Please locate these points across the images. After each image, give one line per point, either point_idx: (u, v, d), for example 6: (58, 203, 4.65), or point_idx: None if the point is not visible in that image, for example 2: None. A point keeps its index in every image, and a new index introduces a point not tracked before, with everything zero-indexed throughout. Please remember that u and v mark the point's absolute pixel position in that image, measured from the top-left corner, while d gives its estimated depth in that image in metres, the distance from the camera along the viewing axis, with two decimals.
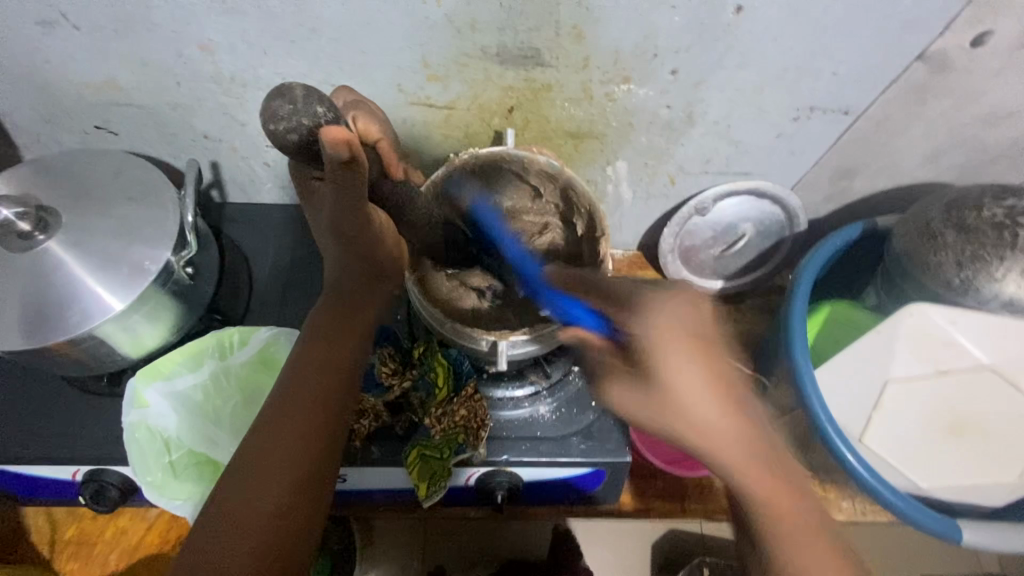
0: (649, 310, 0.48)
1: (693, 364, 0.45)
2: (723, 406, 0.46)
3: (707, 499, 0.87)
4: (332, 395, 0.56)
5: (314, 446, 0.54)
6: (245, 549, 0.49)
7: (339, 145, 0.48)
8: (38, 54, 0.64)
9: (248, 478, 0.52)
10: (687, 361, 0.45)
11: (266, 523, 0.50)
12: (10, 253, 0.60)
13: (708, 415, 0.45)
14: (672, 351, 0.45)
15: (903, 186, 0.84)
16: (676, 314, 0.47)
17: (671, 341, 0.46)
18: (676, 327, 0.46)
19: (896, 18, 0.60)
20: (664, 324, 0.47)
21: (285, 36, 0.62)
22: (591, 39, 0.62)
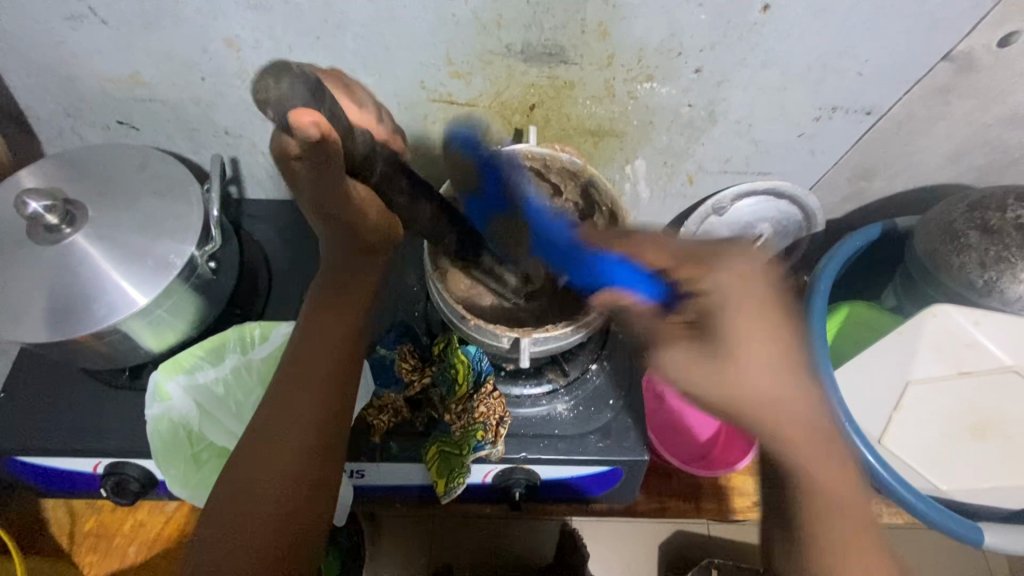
0: (718, 271, 0.55)
1: (759, 333, 0.53)
2: (784, 384, 0.52)
3: (722, 499, 0.83)
4: (337, 361, 0.58)
5: (325, 413, 0.56)
6: (263, 516, 0.51)
7: (310, 130, 0.43)
8: (65, 48, 0.65)
9: (263, 450, 0.53)
10: (761, 345, 0.53)
11: (289, 484, 0.52)
12: (36, 246, 0.60)
13: (768, 383, 0.52)
14: (740, 322, 0.53)
15: (922, 188, 0.84)
16: (748, 297, 0.54)
17: (742, 314, 0.53)
18: (740, 293, 0.54)
19: (923, 18, 0.60)
20: (726, 296, 0.54)
21: (311, 31, 0.62)
22: (616, 36, 0.62)
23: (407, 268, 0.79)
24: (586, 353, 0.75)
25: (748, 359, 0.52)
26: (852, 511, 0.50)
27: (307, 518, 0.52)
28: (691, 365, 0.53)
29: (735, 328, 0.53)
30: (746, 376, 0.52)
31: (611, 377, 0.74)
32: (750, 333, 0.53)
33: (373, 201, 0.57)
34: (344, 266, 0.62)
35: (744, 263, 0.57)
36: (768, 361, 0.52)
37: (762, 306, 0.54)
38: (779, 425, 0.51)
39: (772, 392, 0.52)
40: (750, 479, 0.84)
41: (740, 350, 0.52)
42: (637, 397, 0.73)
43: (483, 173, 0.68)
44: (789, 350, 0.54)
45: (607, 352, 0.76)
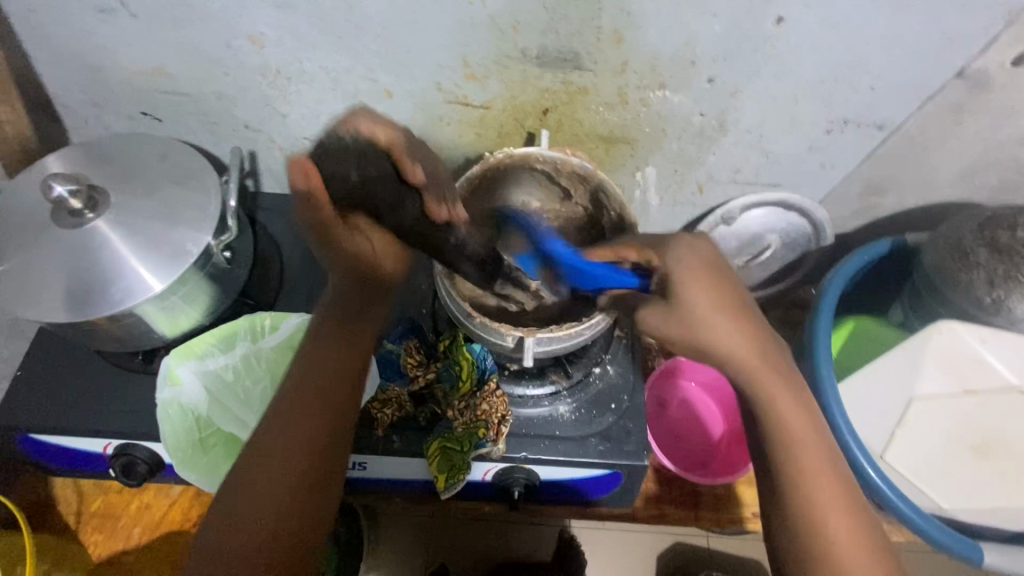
0: (673, 251, 0.56)
1: (710, 295, 0.53)
2: (744, 329, 0.54)
3: (723, 509, 0.82)
4: (338, 392, 0.58)
5: (324, 447, 0.56)
6: (257, 549, 0.52)
7: (299, 179, 0.45)
8: (96, 39, 0.67)
9: (258, 481, 0.54)
10: (714, 305, 0.53)
11: (286, 518, 0.54)
12: (59, 229, 0.62)
13: (729, 340, 0.53)
14: (695, 288, 0.53)
15: (932, 205, 0.84)
16: (704, 258, 0.56)
17: (695, 280, 0.54)
18: (696, 263, 0.54)
19: (935, 35, 0.61)
20: (687, 270, 0.54)
21: (332, 30, 0.64)
22: (631, 44, 0.63)
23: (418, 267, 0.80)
24: (590, 356, 0.76)
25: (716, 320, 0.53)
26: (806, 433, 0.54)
27: (302, 546, 0.54)
28: (670, 325, 0.53)
29: (698, 296, 0.53)
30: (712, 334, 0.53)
31: (614, 381, 0.75)
32: (706, 294, 0.53)
33: (387, 247, 0.54)
34: (348, 303, 0.58)
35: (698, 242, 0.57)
36: (728, 312, 0.53)
37: (713, 273, 0.54)
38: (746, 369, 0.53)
39: (727, 335, 0.53)
40: (751, 489, 0.83)
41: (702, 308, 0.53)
42: (639, 402, 0.74)
43: (495, 173, 0.69)
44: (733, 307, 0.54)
45: (610, 356, 0.77)
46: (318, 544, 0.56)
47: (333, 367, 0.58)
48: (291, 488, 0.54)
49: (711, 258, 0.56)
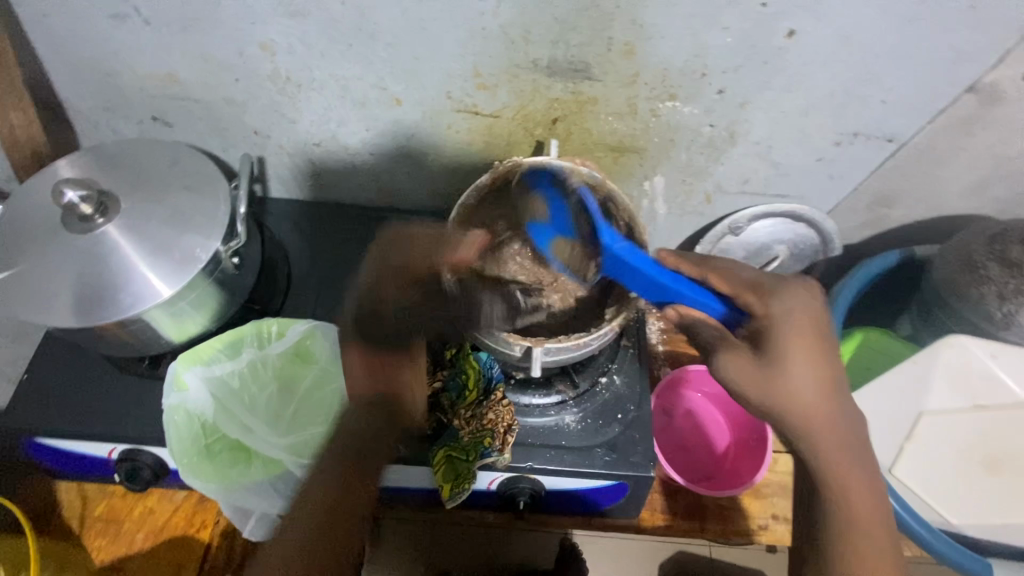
0: (780, 301, 0.56)
1: (805, 357, 0.53)
2: (823, 385, 0.54)
3: (729, 521, 0.81)
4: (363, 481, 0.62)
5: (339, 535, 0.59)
6: None
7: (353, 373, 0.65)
8: (108, 45, 0.68)
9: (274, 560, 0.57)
10: (808, 359, 0.54)
11: None
12: (69, 234, 0.62)
13: (814, 396, 0.53)
14: (794, 347, 0.54)
15: (941, 218, 0.83)
16: (813, 315, 0.56)
17: (795, 337, 0.54)
18: (798, 321, 0.55)
19: (947, 50, 0.60)
20: (793, 323, 0.55)
21: (343, 39, 0.64)
22: (641, 55, 0.63)
23: None
24: (596, 366, 0.76)
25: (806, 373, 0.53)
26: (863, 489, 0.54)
27: None
28: (743, 375, 0.54)
29: (793, 352, 0.53)
30: (799, 386, 0.53)
31: (620, 391, 0.75)
32: (798, 351, 0.53)
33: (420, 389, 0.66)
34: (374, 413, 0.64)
35: (802, 300, 0.56)
36: (819, 367, 0.54)
37: (816, 335, 0.54)
38: (815, 423, 0.53)
39: (810, 394, 0.53)
40: (756, 501, 0.83)
41: (794, 357, 0.53)
42: (646, 413, 0.73)
43: (503, 183, 0.70)
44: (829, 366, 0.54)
45: (616, 366, 0.77)
46: None
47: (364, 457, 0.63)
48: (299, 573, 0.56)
49: (816, 317, 0.56)
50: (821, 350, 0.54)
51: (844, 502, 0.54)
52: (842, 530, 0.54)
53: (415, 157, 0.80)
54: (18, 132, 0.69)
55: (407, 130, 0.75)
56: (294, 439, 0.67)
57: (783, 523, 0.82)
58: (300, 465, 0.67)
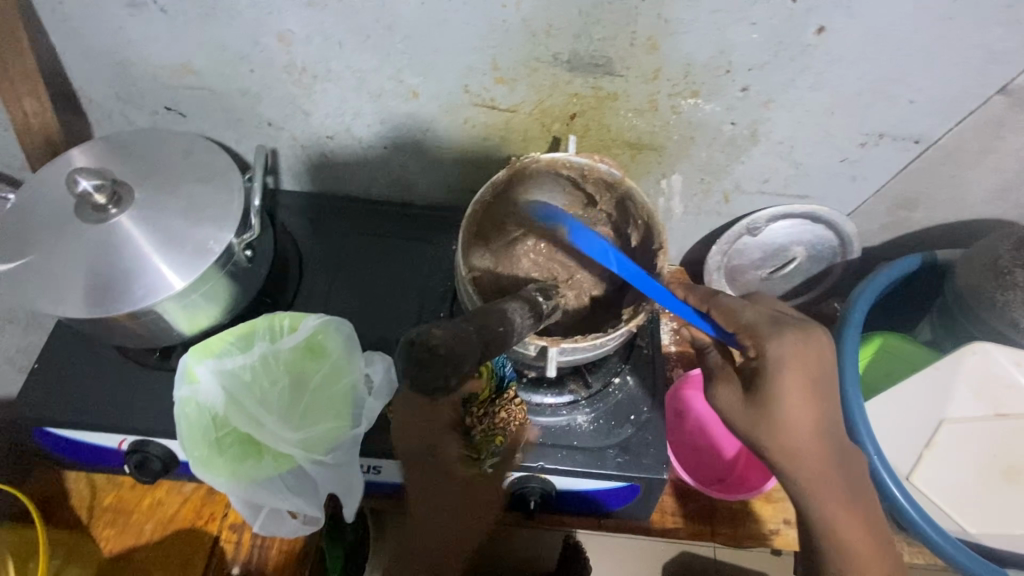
0: (775, 343, 0.52)
1: (799, 397, 0.52)
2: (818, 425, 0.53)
3: (740, 525, 0.80)
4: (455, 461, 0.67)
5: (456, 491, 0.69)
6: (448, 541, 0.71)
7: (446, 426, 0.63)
8: (123, 33, 0.67)
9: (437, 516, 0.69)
10: (805, 400, 0.52)
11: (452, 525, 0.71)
12: (82, 223, 0.62)
13: (808, 435, 0.52)
14: (786, 387, 0.52)
15: (963, 221, 0.82)
16: (819, 354, 0.53)
17: (789, 378, 0.52)
18: (795, 361, 0.52)
19: (980, 49, 0.59)
20: (786, 363, 0.52)
21: (361, 30, 0.63)
22: (665, 51, 0.61)
23: (437, 270, 0.79)
24: (609, 366, 0.75)
25: (805, 416, 0.52)
26: (857, 523, 0.54)
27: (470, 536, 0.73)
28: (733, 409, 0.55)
29: (785, 392, 0.52)
30: (793, 427, 0.52)
31: (634, 392, 0.74)
32: (791, 392, 0.52)
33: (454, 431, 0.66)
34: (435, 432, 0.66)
35: (805, 339, 0.53)
36: (815, 406, 0.52)
37: (811, 375, 0.52)
38: (808, 462, 0.53)
39: (804, 434, 0.52)
40: (768, 505, 0.82)
41: (789, 403, 0.52)
42: (659, 415, 0.72)
43: (518, 177, 0.68)
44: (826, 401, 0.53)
45: (630, 366, 0.76)
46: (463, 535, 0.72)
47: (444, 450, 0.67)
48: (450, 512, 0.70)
49: (818, 356, 0.52)
50: (818, 389, 0.53)
51: (843, 542, 0.54)
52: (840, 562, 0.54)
53: (430, 151, 0.79)
54: (32, 119, 0.68)
55: (423, 124, 0.74)
56: (307, 433, 0.66)
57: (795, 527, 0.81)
58: (312, 462, 0.65)
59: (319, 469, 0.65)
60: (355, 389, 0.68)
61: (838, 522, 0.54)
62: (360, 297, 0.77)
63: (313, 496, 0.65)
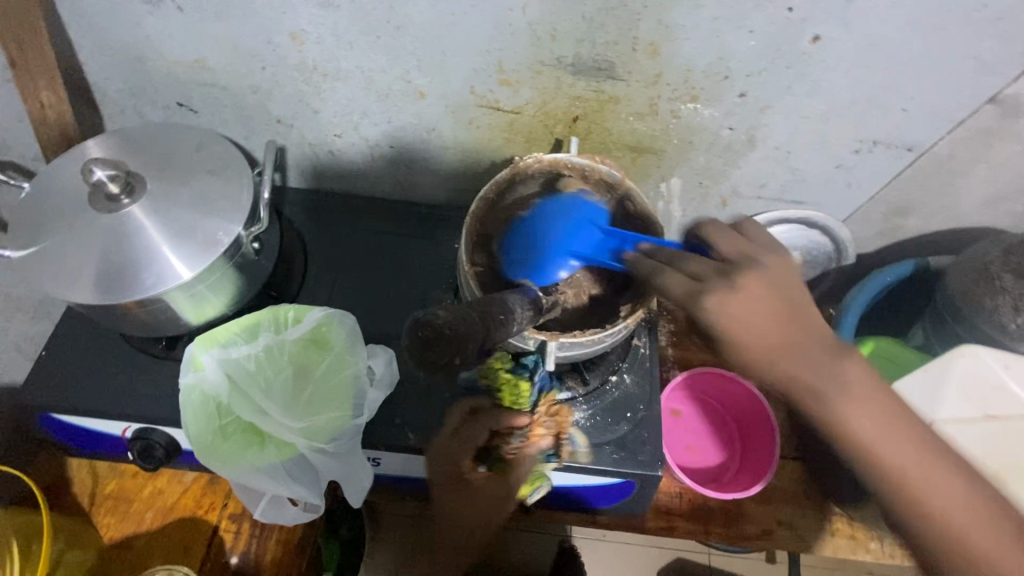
0: (710, 303, 0.51)
1: (755, 337, 0.51)
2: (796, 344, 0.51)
3: (734, 525, 0.81)
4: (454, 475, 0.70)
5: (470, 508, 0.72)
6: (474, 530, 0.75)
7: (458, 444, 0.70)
8: (140, 30, 0.69)
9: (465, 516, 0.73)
10: (764, 328, 0.51)
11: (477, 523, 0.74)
12: (95, 213, 0.63)
13: (790, 365, 0.50)
14: (737, 331, 0.51)
15: (954, 229, 0.84)
16: (775, 283, 0.52)
17: (734, 326, 0.50)
18: (728, 300, 0.51)
19: (971, 60, 0.61)
20: (728, 317, 0.50)
21: (372, 31, 0.65)
22: (666, 56, 0.63)
23: (440, 267, 0.81)
24: (606, 364, 0.76)
25: (785, 357, 0.51)
26: (896, 436, 0.50)
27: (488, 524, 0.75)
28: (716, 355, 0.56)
29: (738, 338, 0.51)
30: (769, 363, 0.51)
31: (630, 390, 0.75)
32: (743, 334, 0.51)
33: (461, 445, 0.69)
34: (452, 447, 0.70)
35: (727, 288, 0.51)
36: (776, 331, 0.51)
37: (754, 311, 0.51)
38: (812, 392, 0.50)
39: (788, 365, 0.51)
40: (761, 506, 0.83)
41: (766, 350, 0.51)
42: (655, 413, 0.74)
43: (508, 181, 0.70)
44: (805, 334, 0.52)
45: (627, 365, 0.77)
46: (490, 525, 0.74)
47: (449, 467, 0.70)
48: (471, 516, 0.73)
49: (758, 296, 0.51)
50: (789, 321, 0.52)
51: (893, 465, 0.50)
52: (908, 498, 0.50)
53: (435, 151, 0.81)
54: (48, 111, 0.70)
55: (429, 125, 0.76)
56: (309, 422, 0.67)
57: (788, 528, 0.82)
58: (314, 450, 0.66)
59: (320, 457, 0.66)
60: (357, 379, 0.69)
61: (876, 445, 0.50)
62: (363, 291, 0.79)
63: (313, 484, 0.66)
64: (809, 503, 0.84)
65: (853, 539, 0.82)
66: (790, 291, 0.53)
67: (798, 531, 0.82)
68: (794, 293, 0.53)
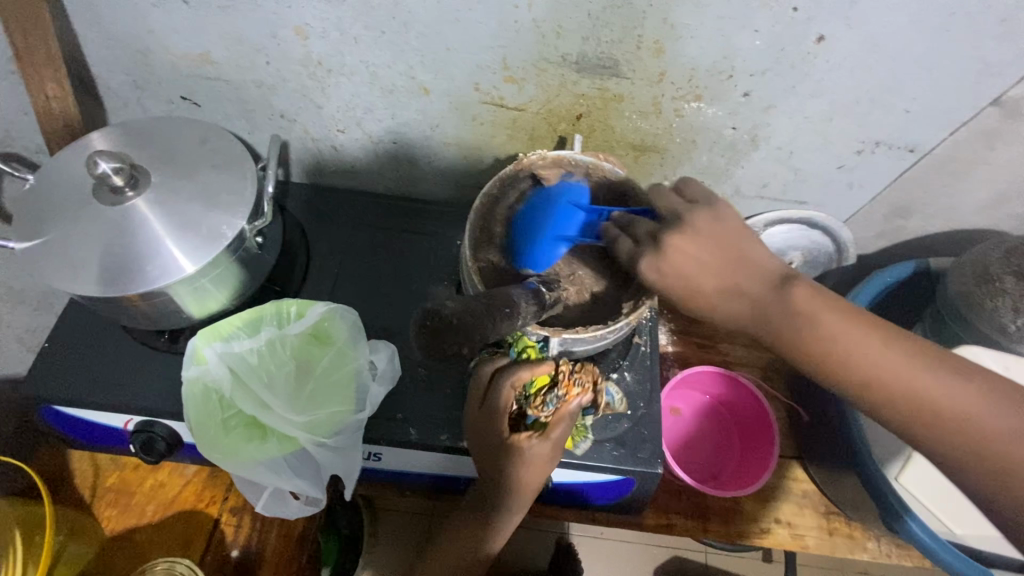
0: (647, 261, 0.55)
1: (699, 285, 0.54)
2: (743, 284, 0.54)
3: (733, 523, 0.81)
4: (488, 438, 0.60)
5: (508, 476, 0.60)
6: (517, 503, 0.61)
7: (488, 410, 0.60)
8: (144, 23, 0.69)
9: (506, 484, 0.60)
10: (706, 274, 0.54)
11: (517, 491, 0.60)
12: (99, 205, 0.63)
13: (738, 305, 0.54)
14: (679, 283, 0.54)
15: (956, 231, 0.85)
16: (717, 225, 0.55)
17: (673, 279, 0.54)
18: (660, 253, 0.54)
19: (975, 62, 0.61)
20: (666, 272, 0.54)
21: (377, 26, 0.65)
22: (670, 55, 0.63)
23: (441, 263, 0.81)
24: (608, 362, 0.76)
25: (730, 297, 0.54)
26: (866, 344, 0.51)
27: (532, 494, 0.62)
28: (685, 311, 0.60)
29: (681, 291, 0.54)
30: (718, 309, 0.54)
31: (630, 388, 0.75)
32: (685, 288, 0.54)
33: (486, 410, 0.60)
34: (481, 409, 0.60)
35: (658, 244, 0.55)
36: (716, 276, 0.54)
37: (691, 261, 0.54)
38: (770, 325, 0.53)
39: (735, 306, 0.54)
40: (761, 505, 0.83)
41: (710, 296, 0.54)
42: (655, 411, 0.74)
43: (513, 176, 0.71)
44: (748, 271, 0.54)
45: (628, 363, 0.77)
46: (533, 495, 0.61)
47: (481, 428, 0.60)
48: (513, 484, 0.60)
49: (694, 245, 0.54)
50: (731, 267, 0.54)
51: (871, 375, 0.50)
52: (906, 409, 0.50)
53: (438, 147, 0.81)
54: (53, 104, 0.70)
55: (432, 121, 0.76)
56: (311, 416, 0.67)
57: (786, 527, 0.82)
58: (315, 444, 0.66)
59: (322, 450, 0.66)
60: (359, 374, 0.70)
61: (850, 358, 0.51)
62: (366, 286, 0.79)
63: (314, 478, 0.66)
64: (806, 501, 0.84)
65: (850, 539, 0.82)
66: (729, 229, 0.55)
67: (797, 530, 0.82)
68: (734, 232, 0.55)
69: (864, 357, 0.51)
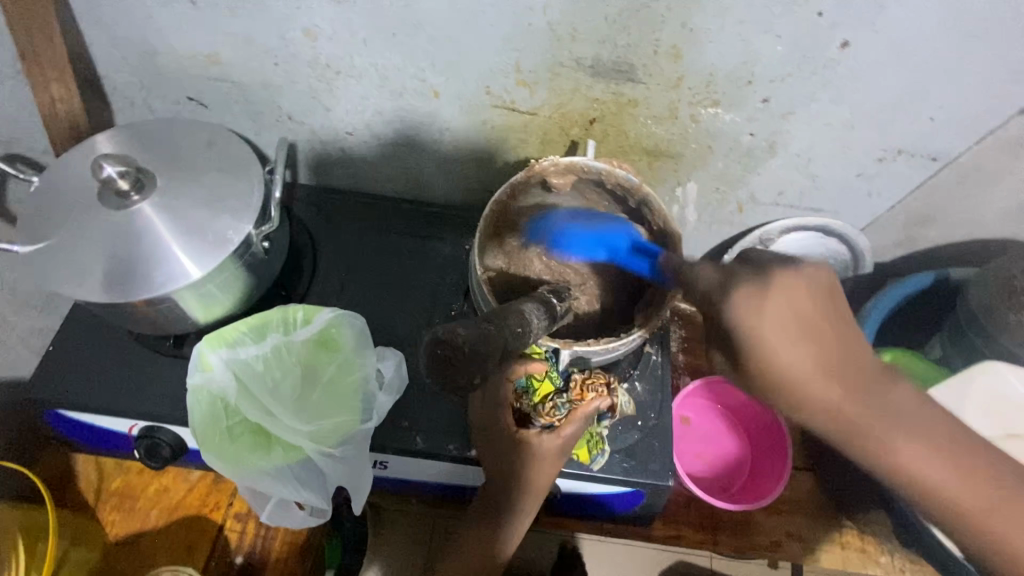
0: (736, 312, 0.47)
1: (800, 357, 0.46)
2: (842, 373, 0.46)
3: (743, 537, 0.80)
4: (496, 435, 0.60)
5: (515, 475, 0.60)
6: (526, 506, 0.61)
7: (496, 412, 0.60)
8: (152, 24, 0.68)
9: (513, 482, 0.60)
10: (807, 350, 0.46)
11: (524, 489, 0.60)
12: (104, 209, 0.62)
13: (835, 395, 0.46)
14: (777, 354, 0.46)
15: (977, 240, 0.83)
16: (819, 291, 0.48)
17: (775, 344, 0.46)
18: (763, 317, 0.46)
19: (1004, 70, 0.59)
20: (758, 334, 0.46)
21: (387, 28, 0.64)
22: (688, 60, 0.62)
23: (449, 268, 0.80)
24: (618, 372, 0.74)
25: (827, 385, 0.46)
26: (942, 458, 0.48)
27: (539, 494, 0.61)
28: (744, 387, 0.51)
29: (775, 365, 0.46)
30: (813, 395, 0.46)
31: (641, 399, 0.74)
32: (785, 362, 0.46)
33: (491, 408, 0.61)
34: (488, 406, 0.61)
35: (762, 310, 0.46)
36: (818, 354, 0.46)
37: (793, 328, 0.46)
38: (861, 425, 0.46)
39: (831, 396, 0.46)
40: (771, 518, 0.82)
41: (809, 377, 0.46)
42: (666, 422, 0.72)
43: (523, 184, 0.69)
44: (844, 355, 0.47)
45: (638, 373, 0.75)
46: (541, 494, 0.61)
47: (489, 426, 0.61)
48: (520, 482, 0.60)
49: (798, 307, 0.47)
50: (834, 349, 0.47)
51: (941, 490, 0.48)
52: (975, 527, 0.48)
53: (448, 149, 0.79)
54: (59, 106, 0.69)
55: (442, 124, 0.75)
56: (317, 426, 0.66)
57: (797, 540, 0.81)
58: (322, 454, 0.65)
59: (328, 461, 0.65)
60: (366, 382, 0.69)
61: (925, 473, 0.48)
62: (372, 291, 0.78)
63: (320, 488, 0.65)
64: (818, 515, 0.83)
65: (863, 553, 0.81)
66: (831, 301, 0.48)
67: (808, 544, 0.81)
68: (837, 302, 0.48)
69: (940, 473, 0.48)
